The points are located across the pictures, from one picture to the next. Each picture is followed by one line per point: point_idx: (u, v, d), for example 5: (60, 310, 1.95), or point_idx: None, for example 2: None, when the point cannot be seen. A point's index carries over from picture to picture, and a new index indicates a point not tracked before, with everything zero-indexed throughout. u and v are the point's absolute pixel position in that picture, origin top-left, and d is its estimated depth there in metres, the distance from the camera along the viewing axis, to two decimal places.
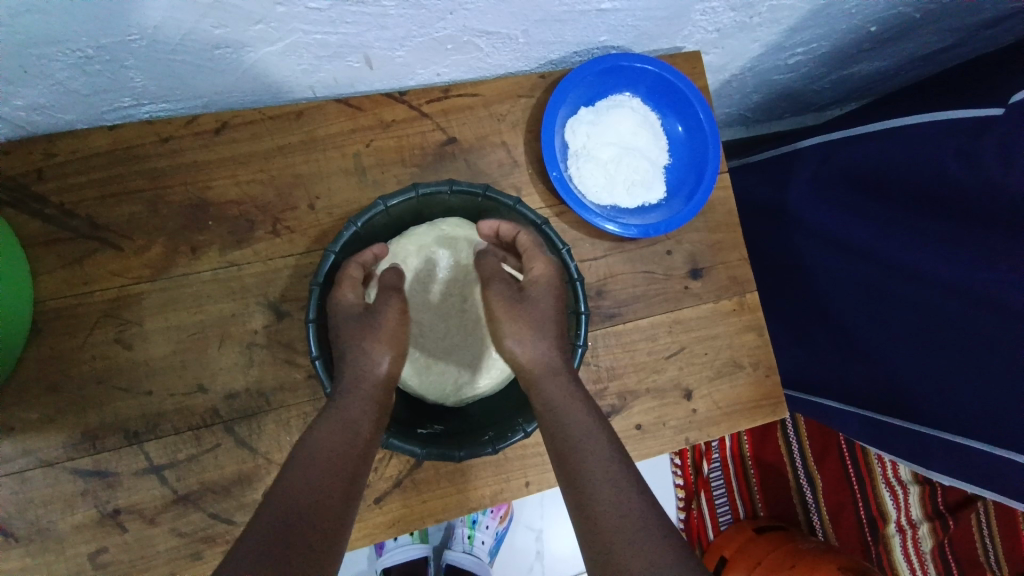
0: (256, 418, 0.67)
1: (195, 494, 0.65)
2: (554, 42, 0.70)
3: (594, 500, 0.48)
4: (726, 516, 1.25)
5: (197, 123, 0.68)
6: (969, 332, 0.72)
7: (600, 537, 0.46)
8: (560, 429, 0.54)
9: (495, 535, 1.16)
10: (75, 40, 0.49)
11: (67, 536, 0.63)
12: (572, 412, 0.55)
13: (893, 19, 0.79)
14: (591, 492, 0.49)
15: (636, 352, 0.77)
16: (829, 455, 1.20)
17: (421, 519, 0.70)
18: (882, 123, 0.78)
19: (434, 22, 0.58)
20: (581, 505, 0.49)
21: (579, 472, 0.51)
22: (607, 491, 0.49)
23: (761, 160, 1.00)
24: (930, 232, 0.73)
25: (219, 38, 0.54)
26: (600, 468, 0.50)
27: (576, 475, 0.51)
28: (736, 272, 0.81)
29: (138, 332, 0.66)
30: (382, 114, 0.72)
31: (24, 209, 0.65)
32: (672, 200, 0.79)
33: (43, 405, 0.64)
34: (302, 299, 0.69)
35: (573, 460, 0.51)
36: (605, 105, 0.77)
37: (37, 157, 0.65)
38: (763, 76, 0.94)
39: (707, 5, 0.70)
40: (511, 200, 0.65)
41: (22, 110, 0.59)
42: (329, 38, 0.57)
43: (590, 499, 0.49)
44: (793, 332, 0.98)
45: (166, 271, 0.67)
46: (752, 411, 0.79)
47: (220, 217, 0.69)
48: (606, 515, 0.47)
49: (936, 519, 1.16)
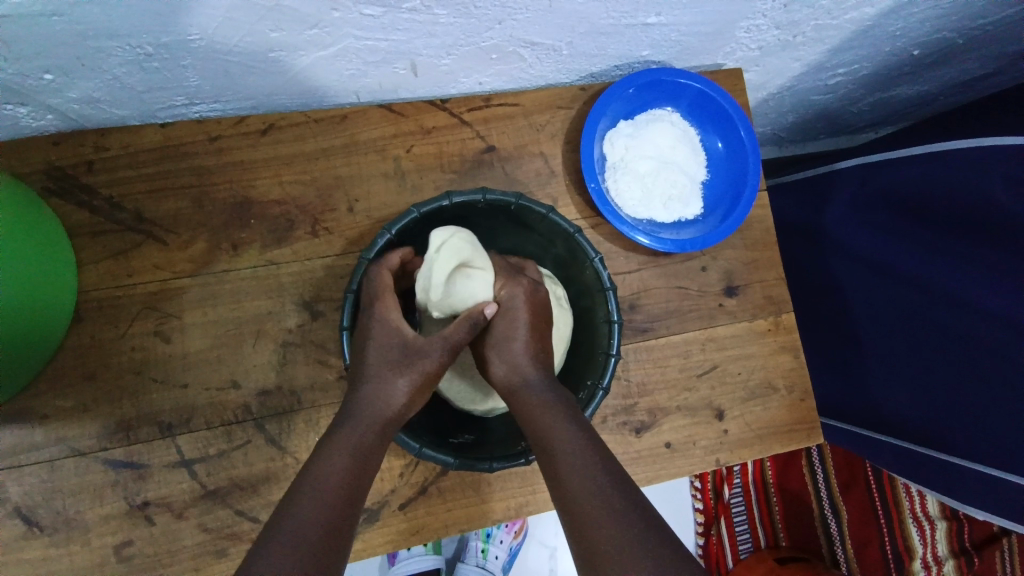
0: (287, 416, 0.67)
1: (223, 490, 0.65)
2: (596, 55, 0.71)
3: (587, 510, 0.46)
4: (746, 544, 1.22)
5: (244, 123, 0.69)
6: (1017, 366, 0.69)
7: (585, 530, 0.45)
8: (542, 438, 0.53)
9: (509, 550, 1.12)
10: (136, 36, 0.51)
11: (94, 526, 0.63)
12: (556, 416, 0.54)
13: (937, 43, 0.78)
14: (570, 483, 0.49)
15: (668, 368, 0.76)
16: (855, 487, 1.17)
17: (444, 528, 0.69)
18: (925, 147, 0.76)
19: (482, 31, 0.59)
20: (577, 524, 0.46)
21: (559, 469, 0.50)
22: (599, 501, 0.47)
23: (797, 180, 0.99)
24: (977, 258, 0.71)
25: (274, 41, 0.55)
26: (584, 462, 0.50)
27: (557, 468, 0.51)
28: (772, 291, 0.80)
29: (176, 326, 0.67)
30: (423, 121, 0.73)
31: (72, 199, 0.67)
32: (708, 216, 0.78)
33: (80, 394, 0.65)
34: (337, 300, 0.70)
35: (553, 459, 0.51)
36: (645, 119, 0.77)
37: (89, 150, 0.67)
38: (801, 96, 0.93)
39: (752, 23, 0.69)
40: (545, 208, 0.64)
41: (77, 103, 0.61)
42: (379, 44, 0.58)
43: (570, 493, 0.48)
44: (823, 358, 0.96)
45: (207, 266, 0.68)
46: (786, 435, 0.77)
47: (261, 215, 0.70)
48: (601, 536, 0.44)
49: (962, 556, 1.10)
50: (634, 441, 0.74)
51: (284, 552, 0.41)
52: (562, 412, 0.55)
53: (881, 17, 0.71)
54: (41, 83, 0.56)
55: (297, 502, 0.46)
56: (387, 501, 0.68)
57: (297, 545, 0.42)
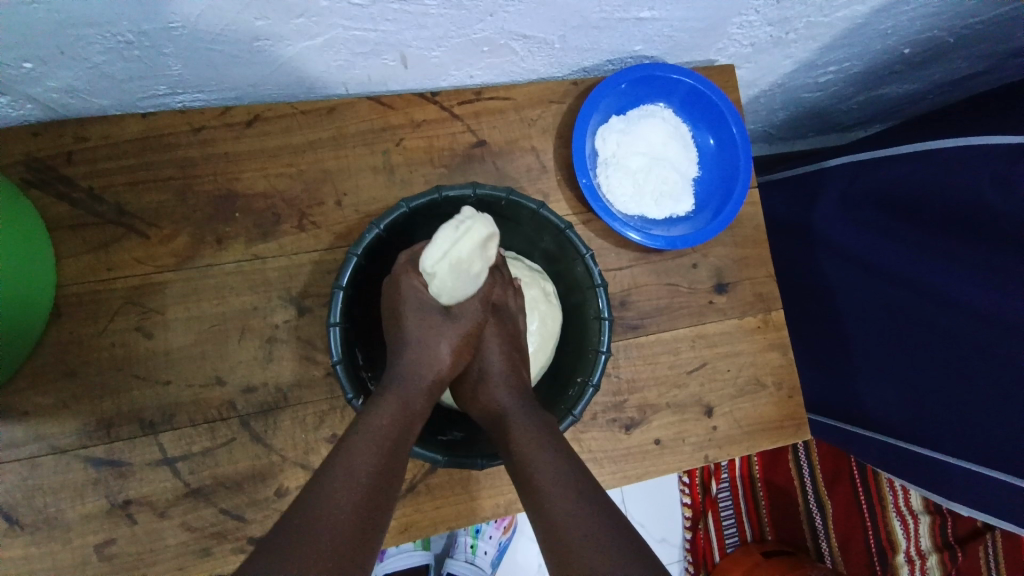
0: (272, 414, 0.66)
1: (207, 488, 0.64)
2: (588, 50, 0.70)
3: (564, 527, 0.47)
4: (733, 539, 1.22)
5: (229, 114, 0.68)
6: (1000, 363, 0.69)
7: (560, 543, 0.47)
8: (520, 456, 0.54)
9: (498, 545, 1.12)
10: (116, 23, 0.49)
11: (75, 526, 0.62)
12: (532, 436, 0.55)
13: (927, 42, 0.79)
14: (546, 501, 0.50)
15: (657, 365, 0.76)
16: (840, 482, 1.18)
17: (433, 526, 0.69)
18: (915, 145, 0.77)
19: (473, 23, 0.58)
20: (548, 531, 0.48)
21: (535, 487, 0.51)
22: (575, 517, 0.48)
23: (786, 178, 0.99)
24: (964, 257, 0.71)
25: (259, 30, 0.53)
26: (559, 475, 0.51)
27: (532, 486, 0.51)
28: (762, 288, 0.80)
29: (159, 321, 0.66)
30: (413, 114, 0.72)
31: (50, 191, 0.65)
32: (699, 213, 0.78)
33: (59, 390, 0.63)
34: (324, 296, 0.69)
35: (527, 477, 0.52)
36: (637, 115, 0.77)
37: (68, 141, 0.65)
38: (793, 93, 0.93)
39: (745, 19, 0.69)
40: (535, 204, 0.63)
41: (55, 92, 0.59)
42: (367, 35, 0.57)
43: (546, 510, 0.49)
44: (812, 355, 0.96)
45: (190, 261, 0.67)
46: (774, 431, 0.78)
47: (247, 209, 0.68)
48: (579, 553, 0.45)
49: (945, 550, 1.12)
50: (623, 438, 0.74)
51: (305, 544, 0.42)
52: (534, 429, 0.56)
53: (872, 15, 0.71)
54: (18, 71, 0.54)
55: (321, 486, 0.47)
56: None
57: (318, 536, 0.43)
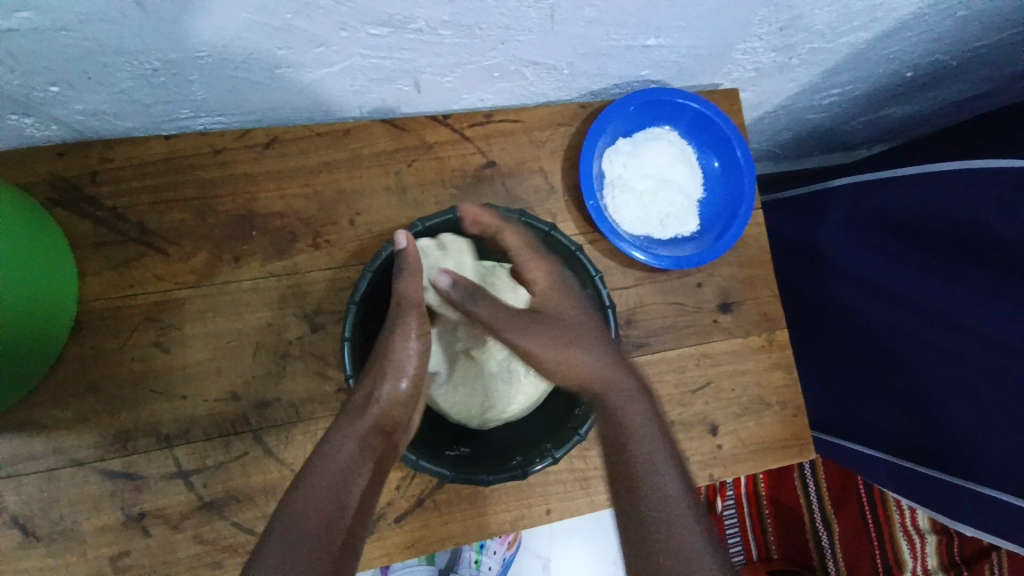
0: (285, 428, 0.67)
1: (220, 502, 0.65)
2: (597, 75, 0.72)
3: (650, 497, 0.55)
4: (738, 557, 1.22)
5: (248, 136, 0.70)
6: (1000, 386, 0.70)
7: (638, 512, 0.54)
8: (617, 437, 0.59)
9: (503, 561, 1.13)
10: (144, 52, 0.51)
11: (91, 537, 0.63)
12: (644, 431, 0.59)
13: (930, 66, 0.80)
14: (649, 483, 0.55)
15: (663, 384, 0.77)
16: (847, 502, 1.17)
17: (440, 541, 0.69)
18: (917, 168, 0.78)
19: (486, 51, 0.60)
20: (634, 507, 0.55)
21: (635, 465, 0.57)
22: (673, 500, 0.54)
23: (792, 197, 1.00)
24: (967, 279, 0.72)
25: (281, 59, 0.56)
26: (657, 450, 0.58)
27: (634, 476, 0.56)
28: (767, 308, 0.81)
29: (176, 337, 0.67)
30: (425, 136, 0.74)
31: (75, 210, 0.67)
32: (704, 234, 0.80)
33: (78, 404, 0.65)
34: (337, 313, 0.70)
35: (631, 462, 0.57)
36: (644, 137, 0.78)
37: (92, 161, 0.67)
38: (797, 114, 0.94)
39: (749, 46, 0.71)
40: (546, 226, 0.66)
41: (81, 115, 0.62)
42: (383, 63, 0.59)
43: (645, 490, 0.55)
44: (817, 374, 0.97)
45: (208, 278, 0.69)
46: (779, 451, 0.78)
47: (265, 228, 0.70)
48: (658, 526, 0.53)
49: (952, 570, 1.10)
50: None
51: (296, 533, 0.50)
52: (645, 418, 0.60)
53: (875, 41, 0.73)
54: (46, 95, 0.56)
55: (303, 491, 0.53)
56: (384, 514, 0.69)
57: (303, 534, 0.50)
